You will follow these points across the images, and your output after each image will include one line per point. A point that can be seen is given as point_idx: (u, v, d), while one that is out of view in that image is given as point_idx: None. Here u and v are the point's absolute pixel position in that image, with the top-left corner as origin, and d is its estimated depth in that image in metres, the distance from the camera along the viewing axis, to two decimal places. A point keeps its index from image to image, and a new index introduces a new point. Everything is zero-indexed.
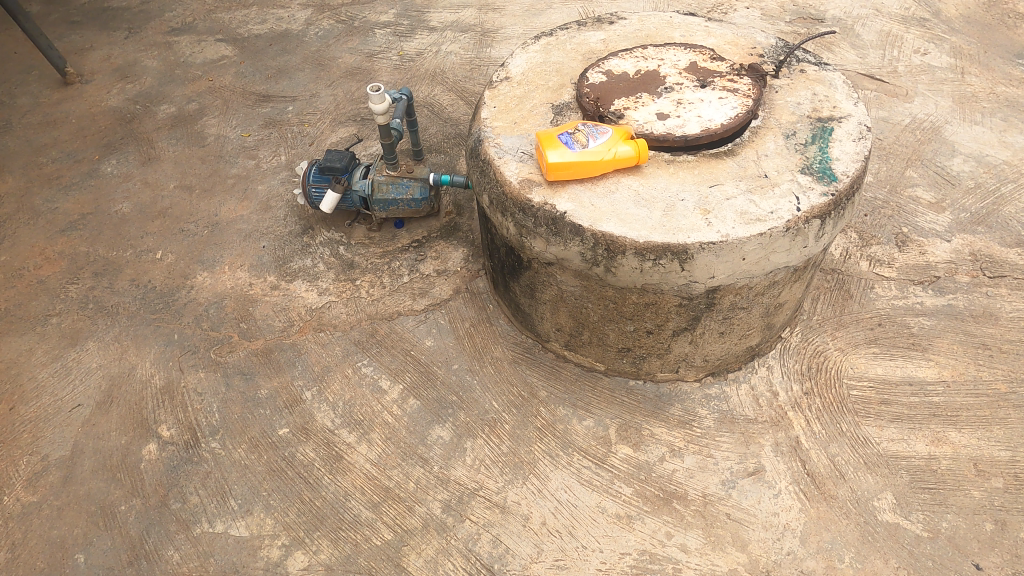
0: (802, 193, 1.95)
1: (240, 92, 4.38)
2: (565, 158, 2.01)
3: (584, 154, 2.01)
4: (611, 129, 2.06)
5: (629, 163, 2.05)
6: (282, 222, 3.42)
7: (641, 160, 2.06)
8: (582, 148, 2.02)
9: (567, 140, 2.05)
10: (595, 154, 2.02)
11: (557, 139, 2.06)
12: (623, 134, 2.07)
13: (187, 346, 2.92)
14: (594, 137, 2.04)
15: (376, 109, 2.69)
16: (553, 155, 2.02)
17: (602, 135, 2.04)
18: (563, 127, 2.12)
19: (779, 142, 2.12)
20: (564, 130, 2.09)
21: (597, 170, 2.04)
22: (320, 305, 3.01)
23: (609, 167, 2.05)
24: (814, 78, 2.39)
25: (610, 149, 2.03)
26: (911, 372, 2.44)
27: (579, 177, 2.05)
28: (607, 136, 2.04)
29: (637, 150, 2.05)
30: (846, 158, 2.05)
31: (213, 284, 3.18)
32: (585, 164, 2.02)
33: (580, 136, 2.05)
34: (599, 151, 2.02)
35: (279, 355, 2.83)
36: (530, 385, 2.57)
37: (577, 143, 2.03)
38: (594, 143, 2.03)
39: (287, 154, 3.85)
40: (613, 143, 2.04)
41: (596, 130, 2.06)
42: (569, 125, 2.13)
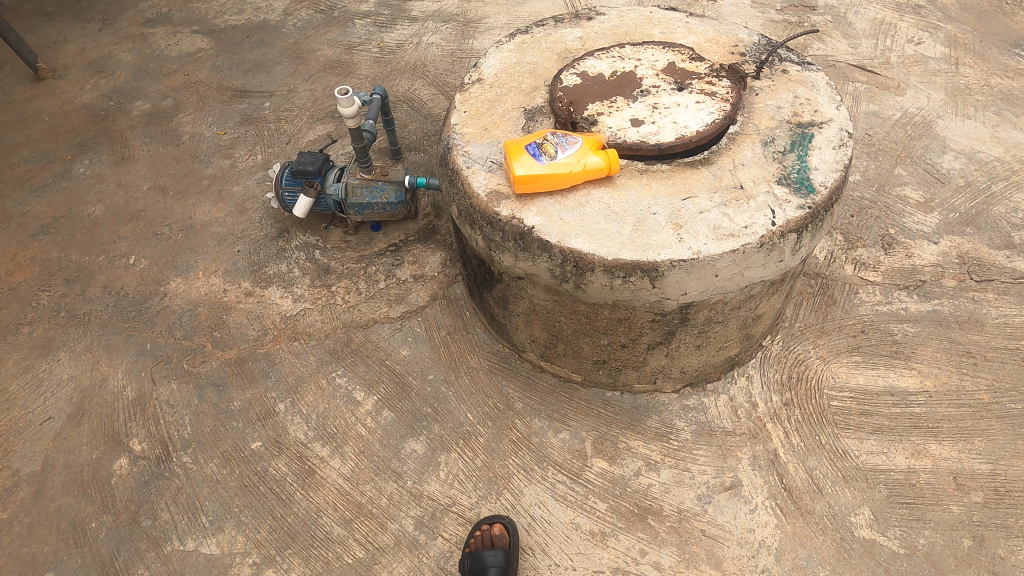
0: (778, 206, 1.88)
1: (216, 87, 4.26)
2: (532, 171, 1.93)
3: (551, 166, 1.94)
4: (580, 139, 1.98)
5: (599, 175, 1.97)
6: (258, 225, 3.35)
7: (613, 171, 1.98)
8: (551, 159, 1.94)
9: (535, 151, 1.97)
10: (564, 166, 1.94)
11: (525, 150, 1.98)
12: (594, 144, 1.99)
13: (160, 356, 2.87)
14: (562, 147, 1.96)
15: (346, 113, 2.57)
16: (520, 167, 1.94)
17: (571, 145, 1.96)
18: (532, 137, 2.04)
19: (756, 150, 2.04)
20: (533, 140, 2.01)
21: (566, 183, 1.97)
22: (295, 312, 2.95)
23: (579, 179, 1.97)
24: (796, 79, 2.29)
25: (580, 160, 1.95)
26: (893, 382, 2.39)
27: (547, 190, 1.97)
28: (576, 146, 1.96)
29: (607, 161, 1.97)
30: (825, 168, 1.97)
31: (186, 290, 3.12)
32: (553, 177, 1.94)
33: (548, 147, 1.97)
34: (567, 162, 1.94)
35: (252, 365, 2.78)
36: (506, 397, 2.52)
37: (545, 154, 1.96)
38: (563, 154, 1.95)
39: (263, 153, 3.75)
40: (582, 154, 1.96)
41: (565, 140, 1.98)
42: (539, 134, 2.05)
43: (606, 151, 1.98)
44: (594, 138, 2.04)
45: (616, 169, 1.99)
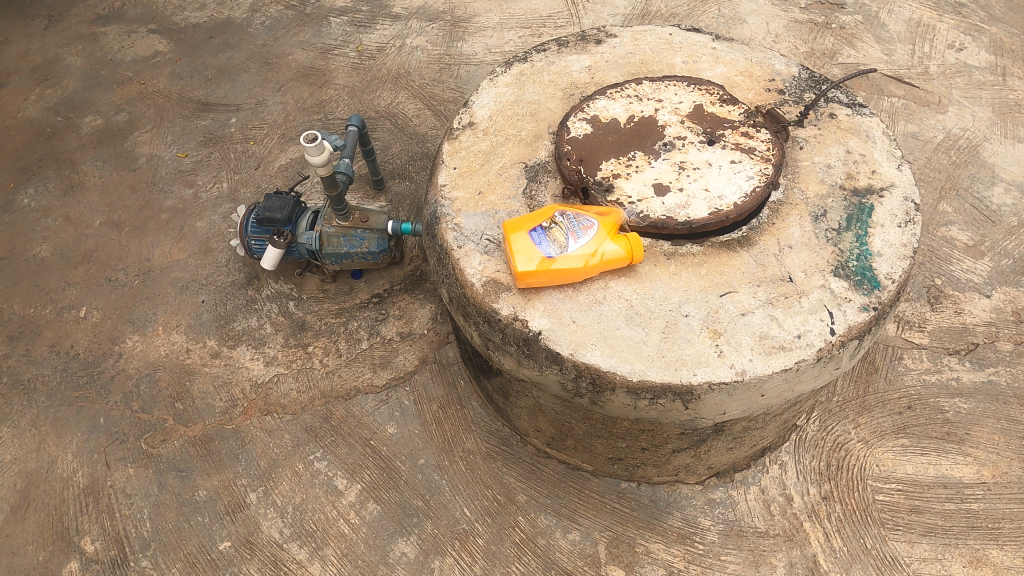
0: (837, 306, 1.55)
1: (176, 98, 3.80)
2: (540, 266, 1.57)
3: (562, 258, 1.57)
4: (596, 221, 1.61)
5: (618, 265, 1.62)
6: (224, 270, 2.98)
7: (635, 260, 1.63)
8: (561, 250, 1.58)
9: (542, 239, 1.60)
10: (577, 259, 1.58)
11: (530, 237, 1.61)
12: (612, 226, 1.63)
13: (115, 433, 2.54)
14: (575, 233, 1.59)
15: (315, 162, 2.19)
16: (524, 262, 1.58)
17: (585, 231, 1.59)
18: (535, 215, 1.66)
19: (806, 227, 1.69)
20: (538, 222, 1.63)
21: (579, 276, 1.61)
22: (267, 379, 2.62)
23: (594, 271, 1.62)
24: (846, 127, 1.92)
25: (596, 249, 1.59)
26: (945, 471, 2.12)
27: (556, 284, 1.62)
28: (591, 232, 1.60)
29: (628, 248, 1.61)
30: (891, 252, 1.62)
31: (144, 351, 2.77)
32: (564, 271, 1.59)
33: (557, 233, 1.59)
34: (581, 254, 1.58)
35: (220, 445, 2.47)
36: (507, 487, 2.23)
37: (555, 242, 1.58)
38: (576, 243, 1.58)
39: (229, 180, 3.34)
40: (598, 242, 1.60)
41: (577, 223, 1.61)
42: (544, 210, 1.67)
43: (626, 236, 1.63)
44: (610, 215, 1.67)
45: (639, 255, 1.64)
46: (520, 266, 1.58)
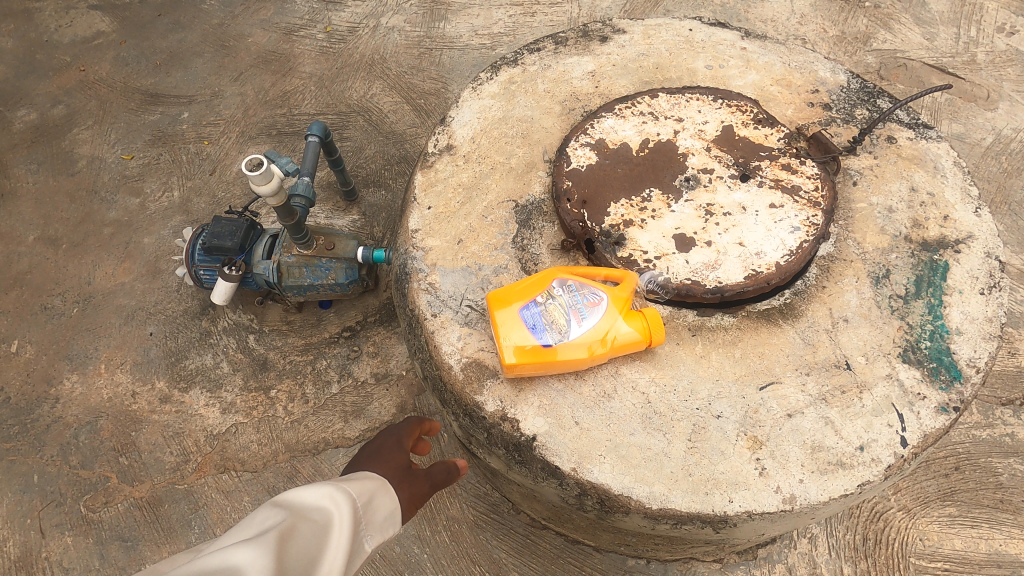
0: (908, 405, 1.23)
1: (121, 88, 3.34)
2: (534, 357, 1.23)
3: (563, 346, 1.23)
4: (606, 294, 1.26)
5: (633, 349, 1.29)
6: (175, 296, 2.62)
7: (655, 342, 1.29)
8: (561, 336, 1.22)
9: (537, 321, 1.24)
10: (582, 346, 1.23)
11: (522, 318, 1.25)
12: (626, 300, 1.28)
13: (51, 494, 2.23)
14: (579, 312, 1.24)
15: (263, 192, 1.83)
16: (515, 351, 1.23)
17: (591, 309, 1.24)
18: (528, 284, 1.30)
19: (866, 294, 1.36)
20: (531, 296, 1.27)
21: (584, 364, 1.27)
22: (224, 429, 2.30)
23: (603, 357, 1.28)
24: (910, 156, 1.57)
25: (606, 332, 1.24)
26: (999, 547, 1.85)
27: (556, 373, 1.28)
28: (600, 310, 1.24)
29: (646, 328, 1.27)
30: (972, 330, 1.30)
31: (85, 394, 2.43)
32: (565, 361, 1.24)
33: (556, 312, 1.24)
34: (587, 340, 1.23)
35: (170, 509, 2.17)
36: (497, 564, 1.95)
37: (553, 325, 1.23)
38: (581, 325, 1.23)
39: (181, 187, 2.94)
40: (609, 321, 1.25)
41: (582, 297, 1.25)
42: (538, 277, 1.31)
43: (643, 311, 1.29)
44: (621, 282, 1.32)
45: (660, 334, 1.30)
46: (508, 357, 1.24)
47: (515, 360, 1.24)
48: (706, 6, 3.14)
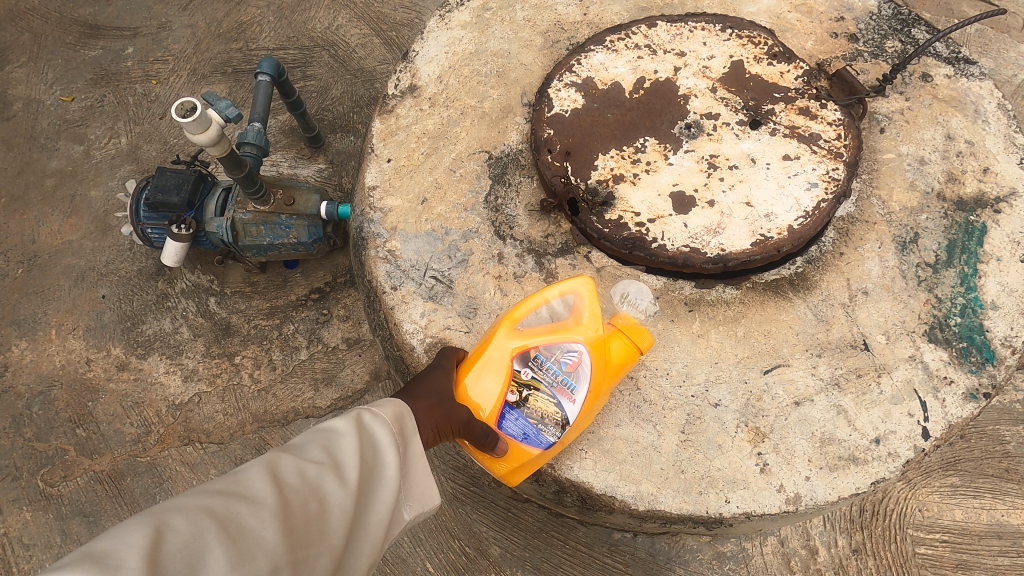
0: (931, 392, 1.07)
1: (56, 18, 2.96)
2: (541, 460, 1.05)
3: (569, 432, 1.03)
4: (582, 344, 1.00)
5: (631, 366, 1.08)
6: (128, 255, 2.41)
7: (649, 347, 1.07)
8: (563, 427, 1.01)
9: (528, 429, 1.00)
10: (585, 415, 1.04)
11: (505, 431, 1.01)
12: (605, 333, 1.03)
13: (6, 468, 2.11)
14: (564, 385, 1.00)
15: (200, 141, 1.61)
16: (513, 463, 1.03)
17: (573, 373, 1.00)
18: (484, 377, 1.01)
19: (889, 262, 1.18)
20: (498, 398, 1.00)
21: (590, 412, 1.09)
22: (187, 398, 2.16)
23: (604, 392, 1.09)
24: (946, 98, 1.35)
25: (603, 387, 1.04)
26: (1001, 518, 1.76)
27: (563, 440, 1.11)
28: (585, 369, 1.00)
29: (636, 348, 1.05)
30: (1010, 304, 1.13)
31: (35, 362, 2.27)
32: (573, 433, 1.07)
33: (541, 403, 1.00)
34: (586, 409, 1.03)
35: (132, 483, 2.06)
36: (477, 539, 1.85)
37: (548, 419, 1.01)
38: (576, 398, 1.01)
39: (129, 134, 2.66)
40: (599, 375, 1.02)
41: (557, 366, 1.00)
42: (490, 363, 1.01)
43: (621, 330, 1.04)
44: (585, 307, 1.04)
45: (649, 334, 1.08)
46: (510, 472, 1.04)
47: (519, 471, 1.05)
48: None
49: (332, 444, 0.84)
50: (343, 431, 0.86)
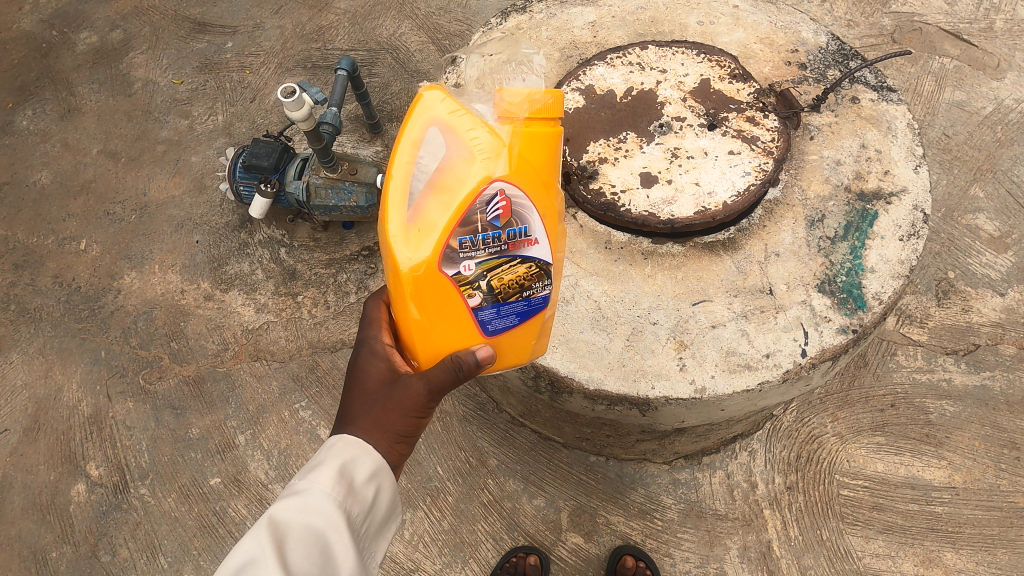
0: (813, 325, 1.47)
1: (172, 15, 3.57)
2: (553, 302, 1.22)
3: (557, 251, 1.19)
4: (489, 187, 1.08)
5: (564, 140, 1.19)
6: (218, 210, 2.96)
7: (558, 106, 1.14)
8: (550, 253, 1.17)
9: (524, 304, 1.15)
10: (554, 223, 1.18)
11: (501, 330, 1.15)
12: (500, 159, 1.09)
13: (115, 367, 2.67)
14: (508, 226, 1.11)
15: (294, 117, 2.11)
16: (525, 333, 1.19)
17: (505, 212, 1.10)
18: (432, 306, 1.11)
19: (799, 234, 1.58)
20: (464, 311, 1.11)
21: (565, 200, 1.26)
22: (258, 325, 2.68)
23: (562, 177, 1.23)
24: (868, 116, 1.73)
25: (551, 189, 1.16)
26: (916, 473, 2.11)
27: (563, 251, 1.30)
28: (511, 198, 1.10)
29: (548, 130, 1.14)
30: (885, 269, 1.51)
31: (141, 289, 2.83)
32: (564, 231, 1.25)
33: (512, 274, 1.13)
34: (555, 214, 1.18)
35: (212, 386, 2.58)
36: (480, 452, 2.28)
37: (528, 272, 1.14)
38: (532, 221, 1.13)
39: (225, 113, 3.23)
40: (529, 188, 1.12)
41: (487, 222, 1.09)
42: (430, 283, 1.09)
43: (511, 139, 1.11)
44: (461, 149, 1.10)
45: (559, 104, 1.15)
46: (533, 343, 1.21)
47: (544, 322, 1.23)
48: None
49: (307, 509, 1.06)
50: (306, 492, 1.07)
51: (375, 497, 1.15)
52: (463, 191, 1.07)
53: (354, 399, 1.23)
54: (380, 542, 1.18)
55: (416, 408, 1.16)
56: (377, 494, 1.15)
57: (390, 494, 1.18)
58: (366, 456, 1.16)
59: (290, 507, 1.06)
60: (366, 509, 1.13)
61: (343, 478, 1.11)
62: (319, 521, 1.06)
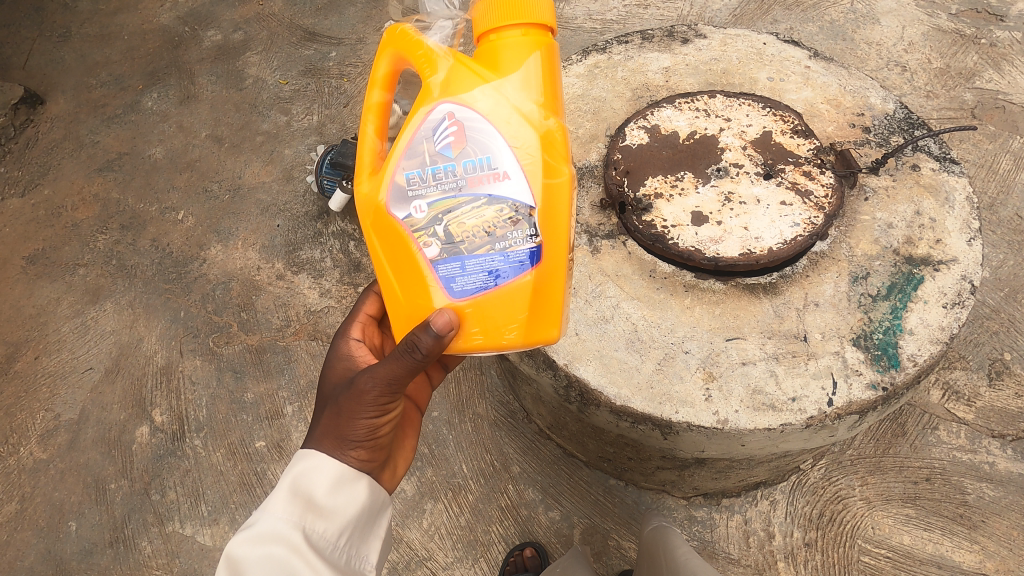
0: (844, 377, 1.51)
1: (287, 23, 3.97)
2: (540, 258, 1.24)
3: (529, 181, 1.25)
4: (435, 113, 1.27)
5: (537, 53, 1.26)
6: (301, 200, 3.25)
7: (512, 19, 1.24)
8: (517, 183, 1.24)
9: (495, 260, 1.23)
10: (526, 150, 1.25)
11: (469, 293, 1.23)
12: (447, 84, 1.27)
13: (190, 327, 2.95)
14: (461, 155, 1.26)
15: None
16: (499, 306, 1.24)
17: (454, 138, 1.25)
18: (395, 259, 1.30)
19: (840, 288, 1.64)
20: (425, 266, 1.25)
21: (561, 128, 1.29)
22: (319, 308, 2.91)
23: (553, 99, 1.28)
24: (926, 184, 1.77)
25: (515, 110, 1.25)
26: (945, 552, 2.05)
27: (573, 198, 1.30)
28: (455, 121, 1.26)
29: (509, 45, 1.25)
30: (924, 333, 1.55)
31: (224, 261, 3.12)
32: (556, 164, 1.27)
33: (477, 217, 1.24)
34: (526, 138, 1.25)
35: (271, 357, 2.81)
36: (504, 456, 2.37)
37: (494, 212, 1.24)
38: (488, 146, 1.25)
39: (320, 114, 3.55)
40: (480, 112, 1.25)
41: (438, 150, 1.26)
42: (393, 250, 1.29)
43: (462, 60, 1.27)
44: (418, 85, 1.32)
45: (521, 10, 1.24)
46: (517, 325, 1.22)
47: (536, 290, 1.25)
48: (815, 20, 3.16)
49: (268, 543, 1.11)
50: (260, 527, 1.13)
51: (339, 506, 1.23)
52: (417, 123, 1.28)
53: (323, 396, 1.45)
54: (360, 549, 1.25)
55: (371, 402, 1.29)
56: (339, 508, 1.23)
57: (360, 498, 1.27)
58: (325, 466, 1.26)
59: (246, 543, 1.11)
60: (333, 519, 1.21)
61: (297, 497, 1.19)
62: (281, 548, 1.11)
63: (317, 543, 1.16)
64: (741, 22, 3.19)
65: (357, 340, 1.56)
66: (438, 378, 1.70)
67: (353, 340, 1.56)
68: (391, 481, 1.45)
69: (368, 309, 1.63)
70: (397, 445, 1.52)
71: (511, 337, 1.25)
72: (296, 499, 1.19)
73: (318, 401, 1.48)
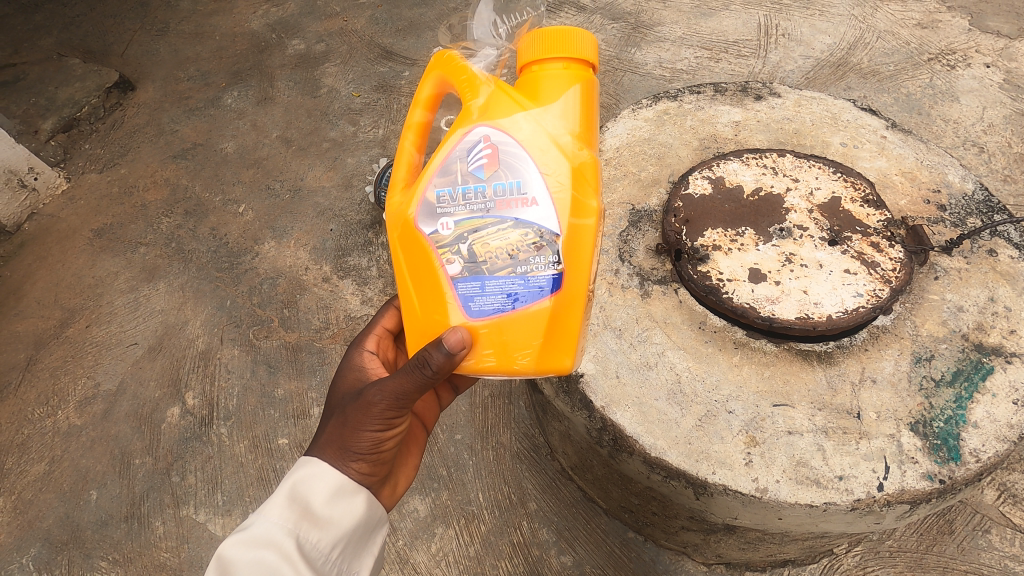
0: (898, 462, 1.43)
1: (367, 40, 4.15)
2: (560, 286, 1.22)
3: (556, 210, 1.24)
4: (471, 135, 1.29)
5: (575, 87, 1.29)
6: (356, 208, 3.34)
7: (555, 51, 1.29)
8: (544, 209, 1.24)
9: (515, 283, 1.22)
10: (557, 177, 1.25)
11: (486, 314, 1.22)
12: (487, 109, 1.30)
13: (234, 317, 3.03)
14: (492, 177, 1.27)
15: None
16: (514, 329, 1.22)
17: (488, 160, 1.27)
18: (417, 275, 1.30)
19: (901, 366, 1.57)
20: (445, 283, 1.25)
21: (594, 160, 1.31)
22: (359, 315, 2.95)
23: (587, 131, 1.31)
24: (1003, 271, 1.69)
25: (550, 139, 1.27)
26: None
27: (600, 232, 1.28)
28: (490, 143, 1.27)
29: (549, 77, 1.30)
30: (990, 427, 1.45)
31: (274, 257, 3.21)
32: (586, 197, 1.27)
33: (502, 239, 1.24)
34: (559, 166, 1.26)
35: (306, 356, 2.86)
36: (522, 491, 2.32)
37: (519, 236, 1.24)
38: (520, 171, 1.26)
39: (386, 129, 3.68)
40: (515, 136, 1.27)
41: (470, 171, 1.28)
42: (415, 266, 1.30)
43: (503, 87, 1.31)
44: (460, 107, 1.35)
45: (566, 44, 1.29)
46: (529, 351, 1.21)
47: (553, 318, 1.23)
48: (890, 91, 3.11)
49: (260, 547, 1.12)
50: (255, 529, 1.13)
51: (336, 517, 1.22)
52: (453, 142, 1.30)
53: (331, 405, 1.45)
54: (353, 564, 1.24)
55: (377, 415, 1.26)
56: (336, 517, 1.22)
57: (358, 511, 1.26)
58: (325, 475, 1.25)
59: (239, 545, 1.12)
60: (328, 530, 1.20)
61: (294, 504, 1.19)
62: (272, 554, 1.11)
63: (309, 552, 1.15)
64: (813, 85, 3.17)
65: (371, 353, 1.57)
66: (447, 399, 1.68)
67: (367, 352, 1.57)
68: (390, 498, 1.43)
69: (386, 322, 1.64)
70: (398, 462, 1.50)
71: (523, 363, 1.23)
72: (292, 504, 1.19)
73: (325, 408, 1.48)
